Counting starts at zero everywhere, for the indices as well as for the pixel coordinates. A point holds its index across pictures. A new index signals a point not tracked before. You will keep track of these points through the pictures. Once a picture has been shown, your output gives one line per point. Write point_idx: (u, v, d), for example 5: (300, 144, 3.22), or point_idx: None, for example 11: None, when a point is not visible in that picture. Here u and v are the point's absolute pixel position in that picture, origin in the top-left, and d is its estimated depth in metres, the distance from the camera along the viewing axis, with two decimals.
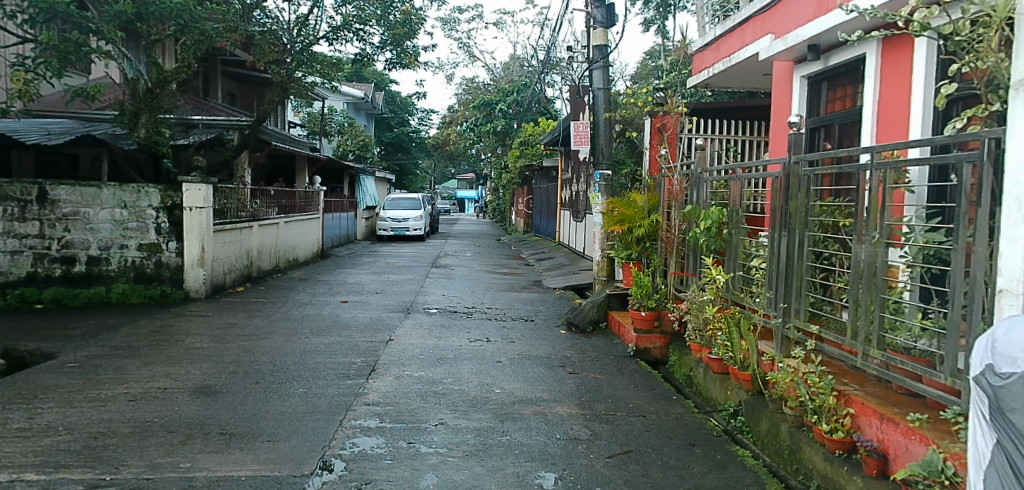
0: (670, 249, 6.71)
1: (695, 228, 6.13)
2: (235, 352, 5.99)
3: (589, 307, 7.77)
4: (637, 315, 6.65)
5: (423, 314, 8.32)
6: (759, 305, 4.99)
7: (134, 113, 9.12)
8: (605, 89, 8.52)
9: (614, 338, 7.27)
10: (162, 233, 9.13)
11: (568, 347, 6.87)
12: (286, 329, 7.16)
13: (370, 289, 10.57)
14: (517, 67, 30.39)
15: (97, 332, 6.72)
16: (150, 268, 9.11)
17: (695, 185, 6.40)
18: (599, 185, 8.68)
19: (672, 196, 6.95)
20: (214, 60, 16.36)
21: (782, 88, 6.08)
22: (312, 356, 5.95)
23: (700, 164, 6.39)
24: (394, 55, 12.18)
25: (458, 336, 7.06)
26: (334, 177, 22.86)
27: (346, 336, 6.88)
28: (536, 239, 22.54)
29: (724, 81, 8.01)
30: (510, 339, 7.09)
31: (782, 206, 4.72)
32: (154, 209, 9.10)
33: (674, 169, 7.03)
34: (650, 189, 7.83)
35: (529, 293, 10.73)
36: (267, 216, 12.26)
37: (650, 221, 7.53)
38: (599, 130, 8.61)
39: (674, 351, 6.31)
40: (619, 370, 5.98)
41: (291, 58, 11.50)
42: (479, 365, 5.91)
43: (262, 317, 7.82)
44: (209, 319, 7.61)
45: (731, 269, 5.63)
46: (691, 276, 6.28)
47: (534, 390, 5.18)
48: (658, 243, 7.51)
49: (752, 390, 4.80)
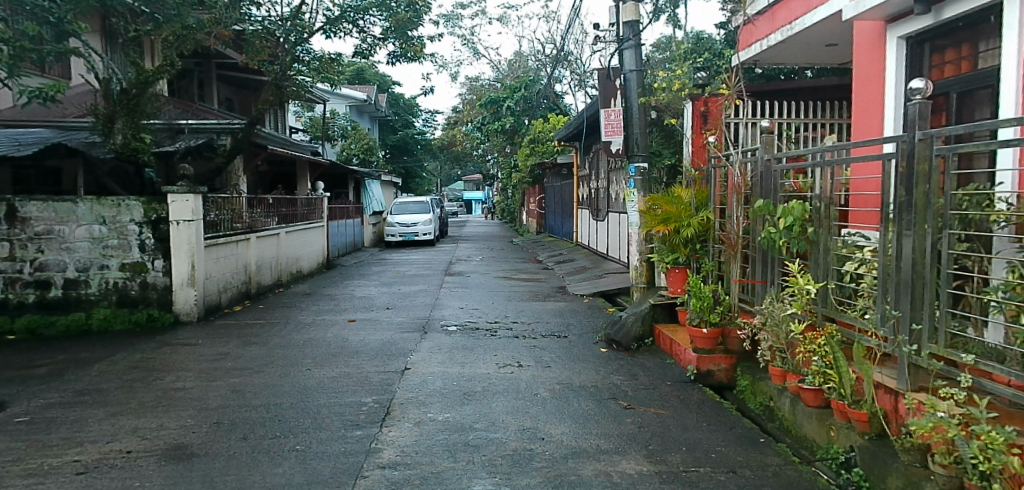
0: (732, 253, 5.73)
1: (767, 226, 5.09)
2: (221, 395, 4.99)
3: (632, 322, 6.77)
4: (697, 333, 5.56)
5: (442, 334, 7.31)
6: (869, 323, 4.02)
7: (109, 117, 8.16)
8: (639, 71, 7.49)
9: (665, 357, 6.25)
10: (147, 251, 8.15)
11: (614, 370, 5.84)
12: (285, 359, 6.17)
13: (380, 303, 9.58)
14: (523, 62, 29.24)
15: (63, 371, 5.76)
16: (135, 290, 8.13)
17: (761, 176, 5.41)
18: (635, 180, 7.65)
19: (732, 190, 5.97)
20: (208, 63, 15.53)
21: (866, 57, 5.11)
22: (313, 398, 4.94)
23: (768, 151, 5.37)
24: (397, 48, 11.21)
25: (485, 362, 6.05)
26: (338, 183, 21.94)
27: (354, 367, 5.87)
28: (550, 240, 21.49)
29: (779, 56, 7.00)
30: (545, 363, 6.07)
31: (904, 198, 3.69)
32: (137, 224, 8.12)
33: (731, 160, 6.04)
34: (696, 183, 6.89)
35: (555, 303, 9.69)
36: (267, 227, 11.31)
37: (698, 219, 6.60)
38: (632, 117, 7.57)
39: (745, 374, 5.31)
40: (683, 402, 4.95)
41: (285, 53, 10.51)
42: (515, 402, 4.89)
43: (259, 345, 6.83)
44: (199, 349, 6.64)
45: (819, 276, 4.65)
46: (764, 284, 5.31)
47: (588, 437, 4.17)
48: (711, 244, 6.54)
49: (869, 434, 3.81)
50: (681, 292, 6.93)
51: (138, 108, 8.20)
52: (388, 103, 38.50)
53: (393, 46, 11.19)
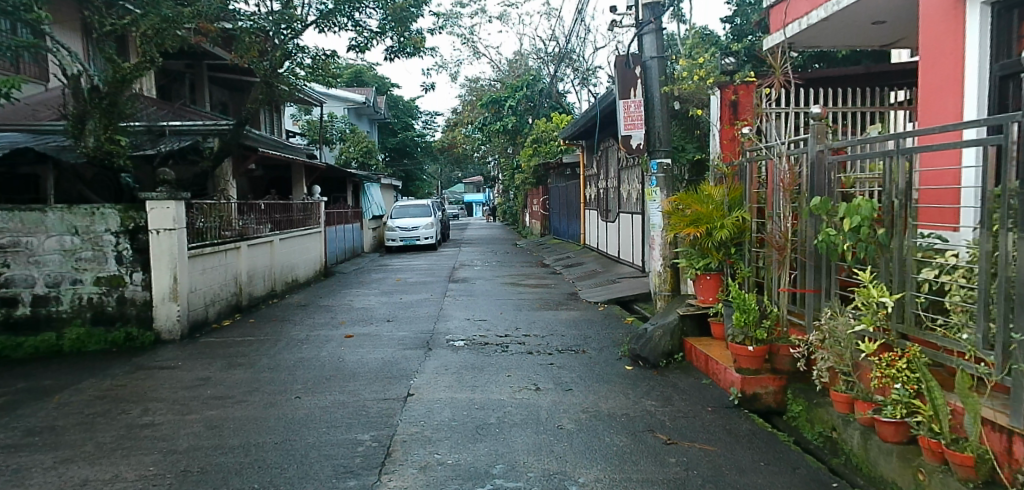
0: (779, 258, 5.05)
1: (826, 228, 4.41)
2: (193, 435, 4.28)
3: (660, 336, 6.06)
4: (741, 350, 4.84)
5: (448, 351, 6.61)
6: (967, 345, 3.33)
7: (80, 118, 7.48)
8: (660, 58, 6.82)
9: (701, 376, 5.54)
10: (124, 263, 7.45)
11: (646, 393, 5.14)
12: (273, 385, 5.47)
13: (380, 316, 8.87)
14: (525, 60, 28.56)
15: (17, 404, 5.06)
16: (111, 307, 7.43)
17: (814, 169, 4.71)
18: (657, 177, 6.98)
19: (777, 188, 5.29)
20: (201, 64, 14.90)
21: (940, 33, 4.54)
22: (300, 436, 4.24)
23: (820, 140, 4.69)
24: (395, 43, 10.51)
25: (498, 385, 5.35)
26: (336, 186, 21.25)
27: (349, 394, 5.16)
28: (556, 243, 20.81)
29: (816, 37, 6.42)
30: (566, 385, 5.36)
31: (1016, 192, 3.01)
32: (113, 234, 7.42)
33: (773, 153, 5.36)
34: (728, 180, 6.21)
35: (568, 311, 9.00)
36: (259, 235, 10.62)
37: (733, 220, 5.93)
38: (653, 109, 6.91)
39: (798, 399, 4.62)
40: (734, 436, 4.25)
41: (275, 49, 9.82)
42: (537, 437, 4.19)
43: (245, 367, 6.13)
44: (177, 373, 5.95)
45: (894, 286, 3.95)
46: (821, 295, 4.65)
47: (628, 486, 3.46)
48: (749, 248, 5.87)
49: (975, 481, 3.06)
50: (713, 301, 6.19)
51: (114, 107, 7.50)
52: (388, 105, 37.87)
53: (391, 41, 10.49)
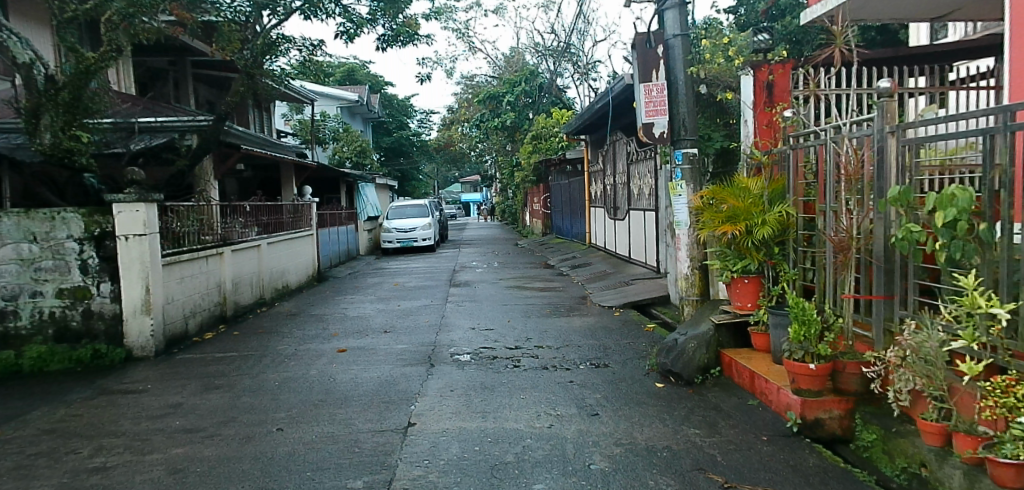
0: (841, 259, 4.35)
1: (905, 224, 3.68)
2: (150, 483, 3.53)
3: (694, 349, 5.33)
4: (802, 369, 4.10)
5: (454, 368, 5.87)
6: None
7: (33, 112, 6.74)
8: (684, 36, 6.10)
9: (746, 397, 4.80)
10: (89, 274, 6.69)
11: (685, 419, 4.41)
12: (251, 413, 4.71)
13: (376, 326, 8.13)
14: (522, 55, 27.72)
15: None
16: (76, 322, 6.68)
17: (885, 153, 4.01)
18: (682, 169, 6.24)
19: (832, 178, 4.61)
20: (183, 61, 14.09)
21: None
22: (280, 483, 3.49)
23: (890, 121, 3.99)
24: (388, 30, 9.79)
25: (513, 411, 4.60)
26: (329, 187, 20.44)
27: (340, 426, 4.40)
28: (560, 242, 20.08)
29: (863, 8, 5.75)
30: (593, 410, 4.61)
31: None
32: (76, 240, 6.67)
33: (827, 137, 4.67)
34: (767, 170, 5.51)
35: (582, 318, 8.27)
36: (245, 239, 9.86)
37: (775, 215, 5.22)
38: (678, 92, 6.17)
39: (871, 425, 3.89)
40: (807, 478, 3.50)
41: (256, 37, 8.99)
42: (566, 481, 3.45)
43: (223, 390, 5.38)
44: (145, 399, 5.20)
45: (1003, 293, 3.22)
46: (895, 301, 3.96)
47: None
48: (798, 247, 5.17)
49: None
50: (752, 307, 5.44)
51: (79, 102, 6.81)
52: (383, 104, 37.06)
53: (383, 28, 9.79)
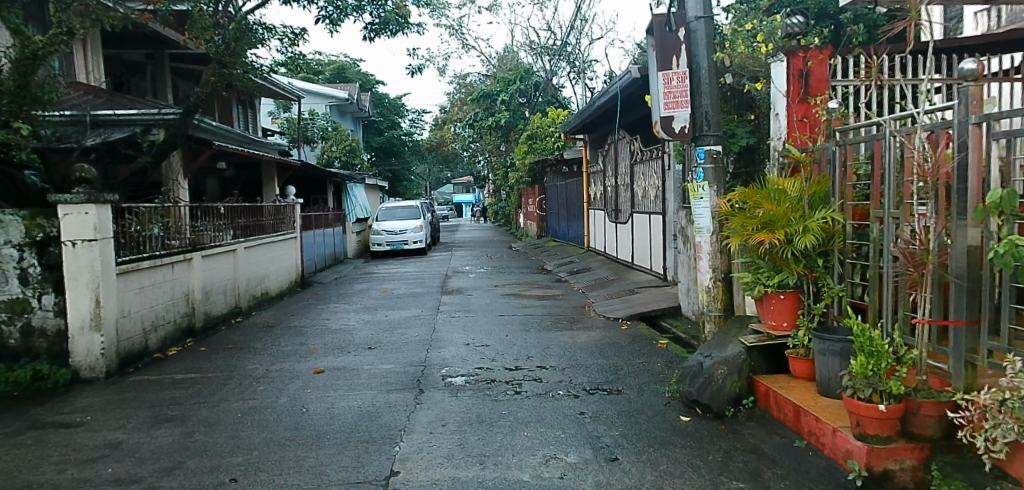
0: (911, 275, 3.63)
1: (1006, 236, 2.97)
2: None
3: (723, 376, 4.58)
4: (867, 411, 3.36)
5: (445, 395, 5.13)
6: None
7: None
8: (707, 19, 5.40)
9: (790, 436, 4.06)
10: (29, 284, 5.91)
11: (722, 467, 3.68)
12: (203, 457, 3.95)
13: (360, 340, 7.37)
14: (516, 54, 26.93)
15: None
16: (15, 339, 5.89)
17: (967, 149, 3.31)
18: (704, 168, 5.53)
19: (893, 179, 3.91)
20: (160, 53, 13.24)
21: None
22: None
23: (977, 112, 3.28)
24: (376, 19, 9.04)
25: (515, 455, 3.87)
26: (316, 187, 19.64)
27: (308, 476, 3.63)
28: (556, 245, 19.39)
29: None
30: (611, 454, 3.87)
31: None
32: (15, 247, 5.90)
33: (884, 132, 3.96)
34: (806, 171, 4.81)
35: (586, 331, 7.55)
36: (217, 243, 9.06)
37: (818, 222, 4.50)
38: (702, 81, 5.46)
39: (954, 481, 3.17)
40: None
41: (229, 21, 8.26)
42: None
43: (174, 424, 4.61)
44: (80, 435, 4.42)
45: None
46: (982, 328, 3.27)
47: None
48: (845, 259, 4.46)
49: None
50: (788, 327, 4.72)
51: (25, 91, 6.03)
52: (374, 103, 36.21)
53: (370, 16, 9.05)
